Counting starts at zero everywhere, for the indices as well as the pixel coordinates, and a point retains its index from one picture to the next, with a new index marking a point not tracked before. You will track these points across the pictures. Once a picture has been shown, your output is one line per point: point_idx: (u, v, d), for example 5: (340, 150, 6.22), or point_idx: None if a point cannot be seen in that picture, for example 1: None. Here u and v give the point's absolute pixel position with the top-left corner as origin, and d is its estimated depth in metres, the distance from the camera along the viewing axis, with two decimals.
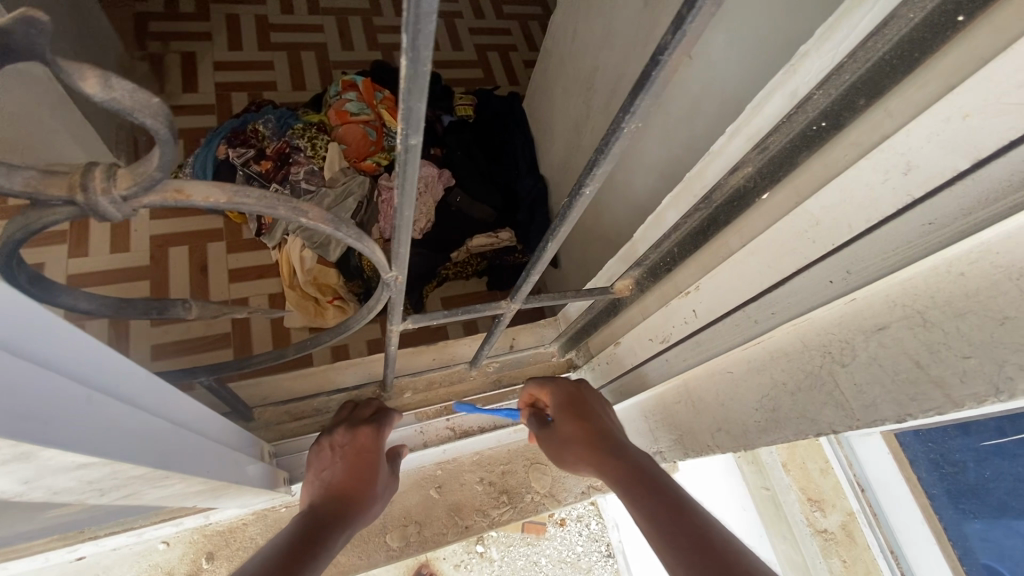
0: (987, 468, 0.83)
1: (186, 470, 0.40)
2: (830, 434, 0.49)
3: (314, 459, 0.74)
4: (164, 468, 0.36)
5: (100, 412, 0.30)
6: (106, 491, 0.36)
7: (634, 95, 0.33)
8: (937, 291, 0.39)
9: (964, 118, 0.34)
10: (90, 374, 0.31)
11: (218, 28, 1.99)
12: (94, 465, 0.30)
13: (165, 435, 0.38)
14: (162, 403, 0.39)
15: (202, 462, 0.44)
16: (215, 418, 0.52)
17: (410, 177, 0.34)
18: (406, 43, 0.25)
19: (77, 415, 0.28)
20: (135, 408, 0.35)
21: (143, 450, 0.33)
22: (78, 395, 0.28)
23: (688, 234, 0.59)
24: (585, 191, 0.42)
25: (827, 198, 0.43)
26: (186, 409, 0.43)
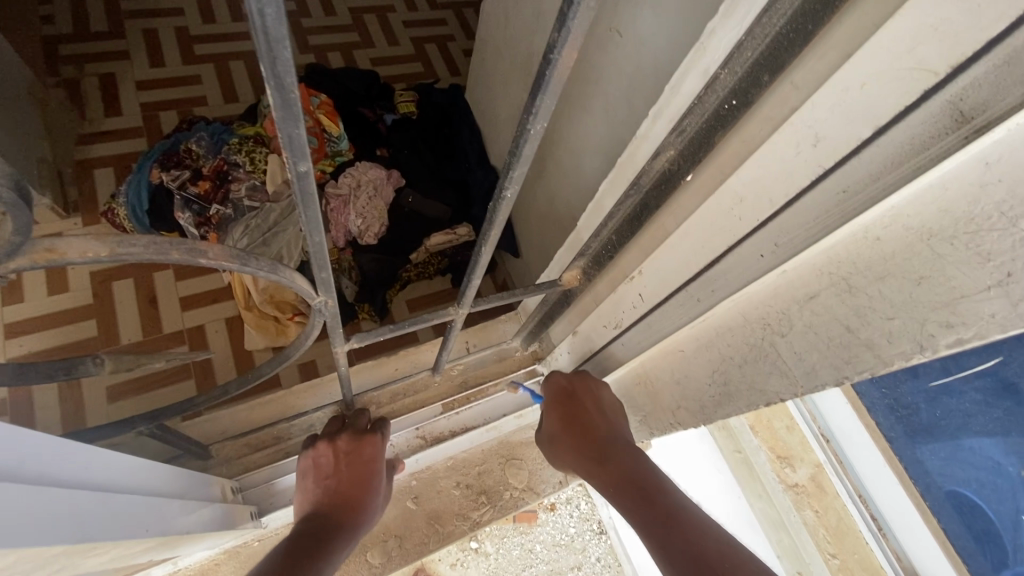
0: (938, 406, 0.88)
1: (104, 535, 0.37)
2: (778, 403, 0.50)
3: (311, 463, 0.73)
4: (75, 540, 0.33)
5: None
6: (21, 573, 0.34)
7: (534, 96, 0.32)
8: (858, 257, 0.39)
9: (862, 88, 0.33)
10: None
11: (137, 45, 1.88)
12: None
13: (71, 505, 0.35)
14: (65, 467, 0.36)
15: (125, 520, 0.41)
16: (146, 465, 0.50)
17: (310, 203, 0.32)
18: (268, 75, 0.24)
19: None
20: (26, 482, 0.32)
21: (42, 527, 0.31)
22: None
23: (624, 220, 0.59)
24: (506, 194, 0.41)
25: (747, 175, 0.43)
26: (95, 467, 0.40)
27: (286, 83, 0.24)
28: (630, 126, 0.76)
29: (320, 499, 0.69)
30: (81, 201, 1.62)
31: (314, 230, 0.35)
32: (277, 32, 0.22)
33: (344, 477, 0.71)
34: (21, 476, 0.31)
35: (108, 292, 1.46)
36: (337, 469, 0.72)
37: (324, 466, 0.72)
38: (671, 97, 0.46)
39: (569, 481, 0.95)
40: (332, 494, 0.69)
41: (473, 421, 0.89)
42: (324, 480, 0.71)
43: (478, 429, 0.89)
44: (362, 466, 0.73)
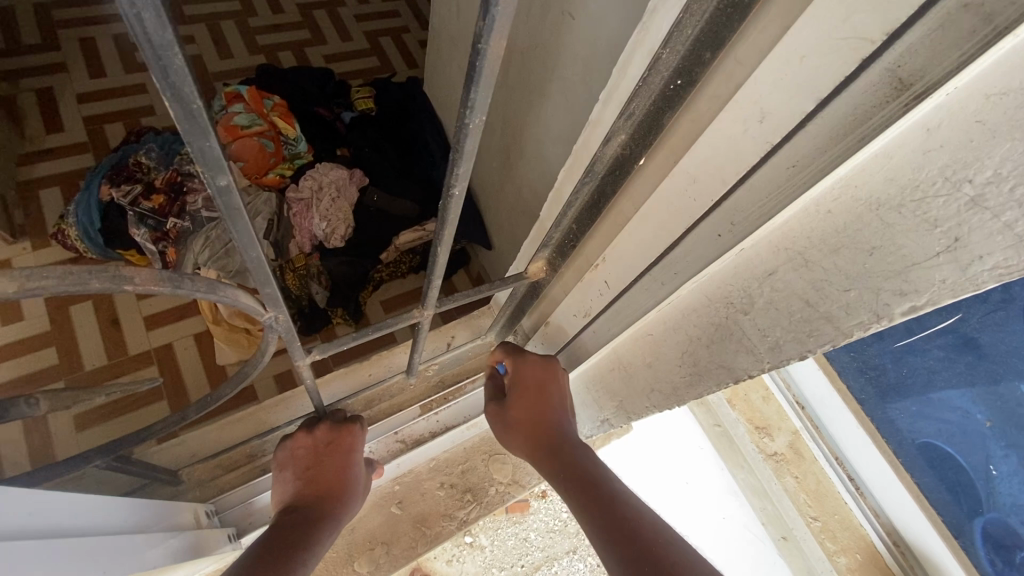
0: (903, 366, 0.91)
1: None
2: (747, 378, 0.50)
3: (288, 454, 0.71)
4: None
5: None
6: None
7: (468, 88, 0.31)
8: (812, 231, 0.39)
9: (801, 60, 0.33)
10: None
11: (74, 56, 1.79)
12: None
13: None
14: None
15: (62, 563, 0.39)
16: (87, 502, 0.47)
17: (238, 218, 0.31)
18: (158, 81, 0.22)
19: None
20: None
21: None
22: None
23: (582, 208, 0.58)
24: (453, 192, 0.40)
25: (699, 155, 0.42)
26: (19, 513, 0.37)
27: (183, 90, 0.23)
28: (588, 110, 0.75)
29: (300, 490, 0.68)
30: (28, 225, 1.54)
31: (251, 246, 0.34)
32: (158, 32, 0.20)
33: (323, 467, 0.70)
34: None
35: (67, 317, 1.39)
36: (317, 459, 0.70)
37: (302, 456, 0.70)
38: (618, 80, 0.45)
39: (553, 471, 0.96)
40: (313, 484, 0.68)
41: (453, 421, 0.89)
42: (304, 470, 0.69)
43: (458, 428, 0.89)
44: (341, 456, 0.71)
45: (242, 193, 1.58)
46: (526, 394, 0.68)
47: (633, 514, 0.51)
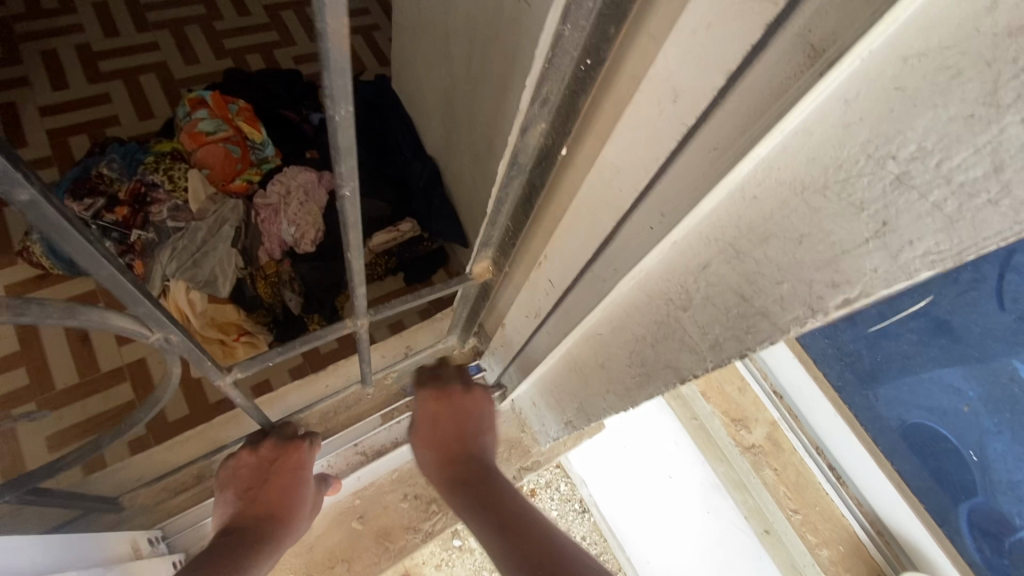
0: (879, 351, 0.87)
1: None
2: (692, 378, 0.47)
3: (231, 473, 0.67)
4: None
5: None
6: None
7: (322, 74, 0.27)
8: (740, 220, 0.36)
9: (707, 29, 0.29)
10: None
11: (34, 68, 1.74)
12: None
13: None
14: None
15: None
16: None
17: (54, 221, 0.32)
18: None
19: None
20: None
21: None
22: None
23: (520, 202, 0.54)
24: (344, 192, 0.36)
25: (620, 142, 0.39)
26: None
27: None
28: None
29: (240, 511, 0.65)
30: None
31: (86, 254, 0.35)
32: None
33: (267, 487, 0.66)
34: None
35: (34, 335, 1.35)
36: (261, 479, 0.67)
37: (245, 474, 0.67)
38: None
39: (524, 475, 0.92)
40: (254, 504, 0.65)
41: None
42: (245, 490, 0.66)
43: None
44: (288, 474, 0.68)
45: (208, 202, 1.52)
46: (432, 422, 0.67)
47: (531, 536, 0.49)
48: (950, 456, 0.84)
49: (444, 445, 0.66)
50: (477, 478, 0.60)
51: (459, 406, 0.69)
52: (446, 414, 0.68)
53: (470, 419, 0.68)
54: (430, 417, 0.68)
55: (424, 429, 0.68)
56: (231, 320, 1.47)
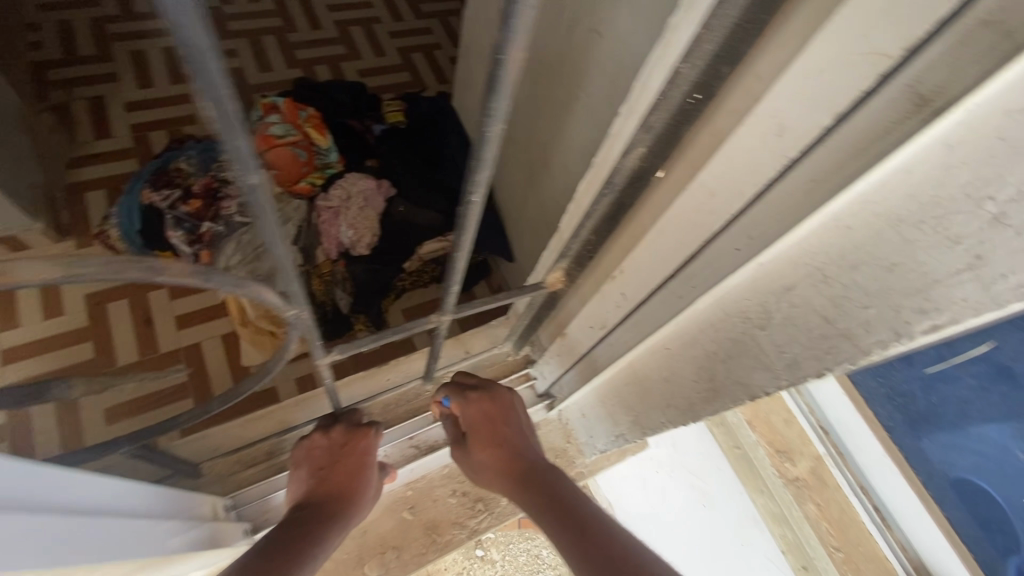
0: (933, 394, 0.92)
1: (43, 559, 0.32)
2: (764, 395, 0.50)
3: (304, 452, 0.73)
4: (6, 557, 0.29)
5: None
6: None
7: (489, 98, 0.32)
8: (831, 247, 0.39)
9: (820, 75, 0.33)
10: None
11: (123, 68, 1.89)
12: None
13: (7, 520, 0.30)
14: (15, 485, 0.32)
15: (77, 539, 0.37)
16: (115, 484, 0.46)
17: (266, 209, 0.39)
18: (205, 101, 0.30)
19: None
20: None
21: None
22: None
23: (603, 218, 0.58)
24: (473, 199, 0.41)
25: (717, 170, 0.42)
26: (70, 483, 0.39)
27: (223, 88, 0.29)
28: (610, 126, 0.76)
29: (312, 487, 0.69)
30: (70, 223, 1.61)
31: (275, 237, 0.43)
32: (202, 68, 0.27)
33: (338, 467, 0.71)
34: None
35: (102, 314, 1.45)
36: (331, 459, 0.72)
37: (318, 455, 0.72)
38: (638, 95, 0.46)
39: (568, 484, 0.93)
40: (326, 482, 0.69)
41: None
42: (318, 469, 0.71)
43: None
44: (356, 457, 0.73)
45: (274, 201, 1.60)
46: (481, 425, 0.71)
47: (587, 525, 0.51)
48: (993, 511, 0.89)
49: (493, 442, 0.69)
50: (529, 474, 0.62)
51: (498, 405, 0.72)
52: (490, 415, 0.71)
53: (515, 420, 0.71)
54: (477, 416, 0.71)
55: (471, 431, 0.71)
56: (285, 314, 1.45)
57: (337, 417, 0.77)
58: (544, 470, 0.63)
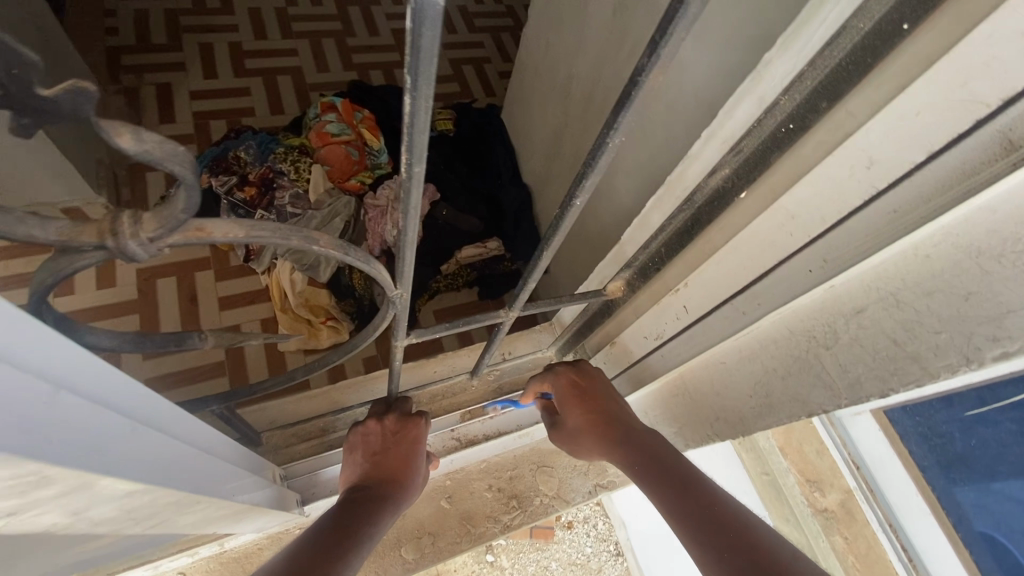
0: (972, 437, 0.87)
1: (181, 490, 0.34)
2: (821, 413, 0.52)
3: (359, 438, 0.77)
4: (158, 484, 0.31)
5: (71, 416, 0.23)
6: (104, 519, 0.32)
7: (617, 114, 0.36)
8: (907, 274, 0.42)
9: (917, 116, 0.36)
10: (61, 370, 0.23)
11: (192, 58, 1.99)
12: (71, 487, 0.24)
13: (161, 450, 0.32)
14: (173, 421, 0.35)
15: (200, 477, 0.39)
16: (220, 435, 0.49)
17: (416, 187, 0.35)
18: (411, 60, 0.26)
19: (37, 420, 0.21)
20: (132, 418, 0.29)
21: (129, 461, 0.27)
22: (43, 390, 0.22)
23: (674, 234, 0.62)
24: (575, 203, 0.45)
25: (801, 195, 0.46)
26: (201, 429, 0.42)
27: (425, 93, 0.28)
28: (671, 148, 0.79)
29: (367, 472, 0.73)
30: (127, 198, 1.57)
31: (410, 221, 0.38)
32: (430, 27, 0.24)
33: (388, 455, 0.74)
34: (129, 407, 0.29)
35: (151, 288, 1.51)
36: (383, 447, 0.75)
37: (372, 441, 0.76)
38: (727, 121, 0.50)
39: (599, 491, 0.96)
40: (378, 469, 0.73)
41: (507, 428, 0.90)
42: (371, 455, 0.75)
43: (511, 435, 0.91)
44: (407, 445, 0.76)
45: (325, 195, 1.64)
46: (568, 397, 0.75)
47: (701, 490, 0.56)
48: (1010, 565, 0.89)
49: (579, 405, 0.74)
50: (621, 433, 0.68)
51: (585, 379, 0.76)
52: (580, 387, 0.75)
53: (603, 389, 0.75)
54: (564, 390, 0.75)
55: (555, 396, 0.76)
56: (322, 304, 1.48)
57: (390, 406, 0.80)
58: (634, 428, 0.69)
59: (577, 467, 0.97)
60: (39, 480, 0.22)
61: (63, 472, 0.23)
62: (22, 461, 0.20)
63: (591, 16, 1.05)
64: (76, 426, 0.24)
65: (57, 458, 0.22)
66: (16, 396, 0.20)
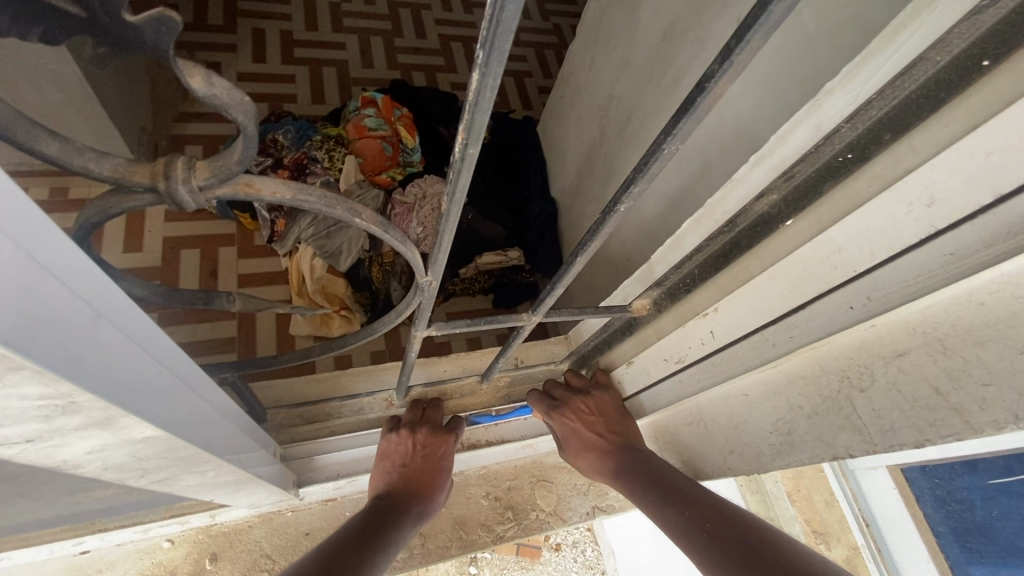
0: (994, 506, 0.82)
1: (193, 445, 0.34)
2: (846, 457, 0.50)
3: (390, 450, 0.79)
4: (174, 434, 0.30)
5: (107, 347, 0.23)
6: (114, 464, 0.32)
7: (677, 119, 0.35)
8: (957, 320, 0.40)
9: (987, 156, 0.35)
10: (103, 300, 0.23)
11: (244, 41, 2.04)
12: (93, 420, 0.24)
13: (182, 402, 0.32)
14: (196, 375, 0.35)
15: (212, 437, 0.38)
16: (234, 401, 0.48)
17: (466, 171, 0.34)
18: (486, 35, 0.26)
19: (75, 343, 0.21)
20: (158, 362, 0.29)
21: (150, 405, 0.27)
22: (84, 315, 0.22)
23: (710, 257, 0.61)
24: (619, 208, 0.44)
25: (852, 227, 0.44)
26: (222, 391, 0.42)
27: (494, 71, 0.28)
28: (710, 174, 0.78)
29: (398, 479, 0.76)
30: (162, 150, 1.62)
31: (453, 206, 0.38)
32: (514, 2, 0.24)
33: (419, 466, 0.77)
34: (158, 351, 0.29)
35: (175, 257, 1.53)
36: (415, 458, 0.78)
37: (402, 451, 0.78)
38: (780, 147, 0.49)
39: (597, 514, 0.93)
40: (410, 479, 0.76)
41: (511, 435, 0.89)
42: (402, 465, 0.77)
43: (515, 444, 0.90)
44: (434, 458, 0.79)
45: (355, 186, 1.64)
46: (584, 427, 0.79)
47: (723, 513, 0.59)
48: None
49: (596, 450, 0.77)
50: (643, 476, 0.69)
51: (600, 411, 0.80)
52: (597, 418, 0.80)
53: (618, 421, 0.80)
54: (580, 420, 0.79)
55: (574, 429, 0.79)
56: (338, 293, 1.49)
57: (423, 416, 0.83)
58: (657, 469, 0.69)
59: (577, 486, 0.94)
60: (65, 406, 0.22)
61: (91, 401, 0.22)
62: (55, 379, 0.20)
63: (642, 36, 1.05)
64: (112, 357, 0.23)
65: (89, 386, 0.22)
66: (60, 314, 0.20)
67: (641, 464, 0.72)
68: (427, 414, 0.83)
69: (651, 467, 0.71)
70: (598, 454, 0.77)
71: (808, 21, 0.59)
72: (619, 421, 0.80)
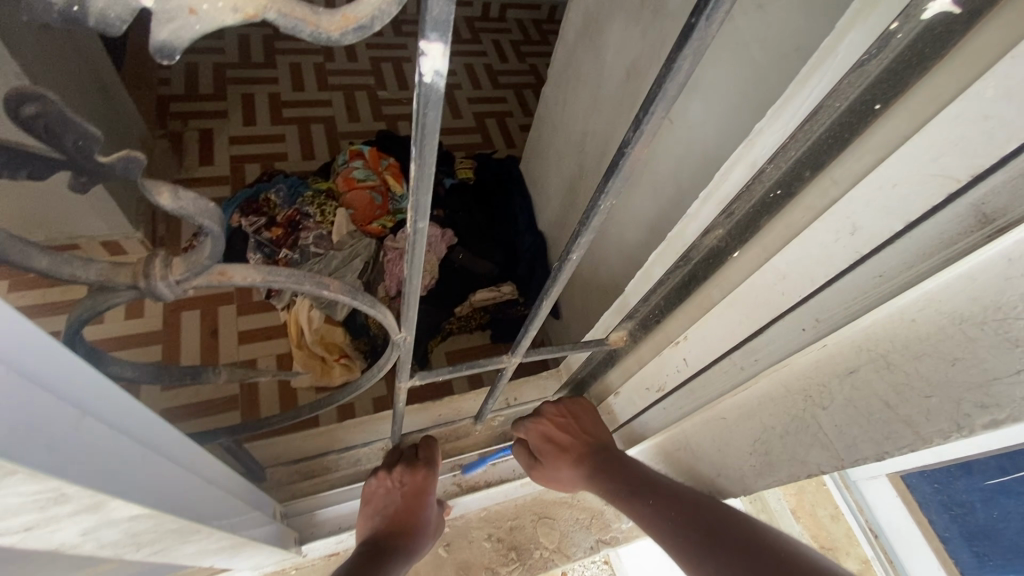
0: (995, 508, 0.82)
1: (182, 515, 0.36)
2: (819, 473, 0.53)
3: (373, 492, 0.80)
4: (163, 511, 0.33)
5: (91, 441, 0.27)
6: (110, 541, 0.34)
7: (607, 178, 0.39)
8: (896, 337, 0.43)
9: (892, 188, 0.38)
10: (85, 398, 0.27)
11: (234, 107, 2.13)
12: (83, 505, 0.27)
13: (170, 478, 0.35)
14: (184, 455, 0.38)
15: (203, 506, 0.41)
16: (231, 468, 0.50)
17: (420, 242, 0.38)
18: (416, 135, 0.30)
19: (60, 442, 0.25)
20: (143, 444, 0.32)
21: (137, 488, 0.30)
22: (69, 414, 0.26)
23: (673, 287, 0.63)
24: (571, 257, 0.48)
25: (790, 256, 0.47)
26: (214, 466, 0.45)
27: (426, 162, 0.31)
28: (679, 204, 0.82)
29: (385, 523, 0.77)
30: (164, 238, 1.60)
31: (414, 271, 0.41)
32: (434, 109, 0.28)
33: (399, 507, 0.77)
34: (142, 437, 0.32)
35: (176, 321, 1.56)
36: (393, 498, 0.78)
37: (381, 494, 0.79)
38: (720, 184, 0.53)
39: (601, 547, 0.93)
40: (393, 522, 0.76)
41: (509, 474, 0.91)
42: (383, 510, 0.78)
43: (512, 483, 0.91)
44: (413, 497, 0.78)
45: (347, 237, 1.67)
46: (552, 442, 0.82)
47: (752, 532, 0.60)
48: None
49: (569, 451, 0.81)
50: (637, 483, 0.72)
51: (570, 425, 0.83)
52: (564, 433, 0.82)
53: (585, 425, 0.83)
54: (546, 442, 0.83)
55: (546, 450, 0.83)
56: (337, 341, 1.50)
57: (400, 455, 0.83)
58: (652, 477, 0.72)
59: (580, 520, 0.95)
60: (57, 497, 0.25)
61: (78, 490, 0.26)
62: (45, 476, 0.24)
63: (607, 76, 1.10)
64: (95, 450, 0.27)
65: (76, 478, 0.25)
66: (46, 420, 0.24)
67: (626, 469, 0.75)
68: (404, 454, 0.84)
69: (637, 472, 0.73)
70: (574, 456, 0.80)
71: (753, 55, 0.63)
72: (588, 425, 0.83)
